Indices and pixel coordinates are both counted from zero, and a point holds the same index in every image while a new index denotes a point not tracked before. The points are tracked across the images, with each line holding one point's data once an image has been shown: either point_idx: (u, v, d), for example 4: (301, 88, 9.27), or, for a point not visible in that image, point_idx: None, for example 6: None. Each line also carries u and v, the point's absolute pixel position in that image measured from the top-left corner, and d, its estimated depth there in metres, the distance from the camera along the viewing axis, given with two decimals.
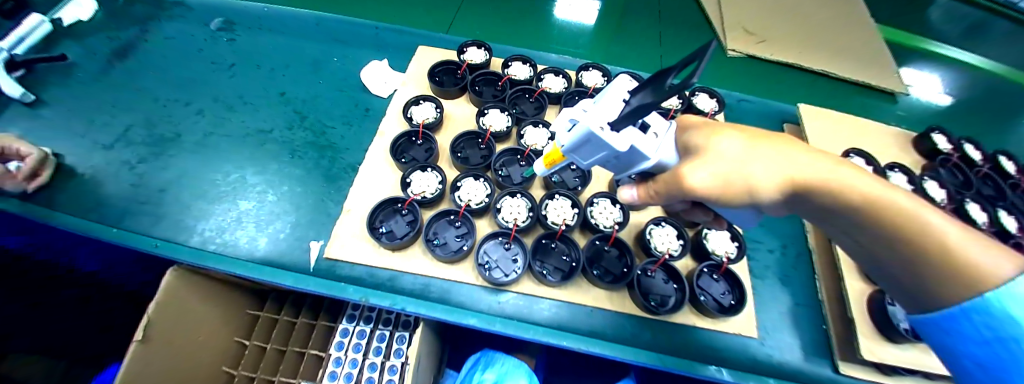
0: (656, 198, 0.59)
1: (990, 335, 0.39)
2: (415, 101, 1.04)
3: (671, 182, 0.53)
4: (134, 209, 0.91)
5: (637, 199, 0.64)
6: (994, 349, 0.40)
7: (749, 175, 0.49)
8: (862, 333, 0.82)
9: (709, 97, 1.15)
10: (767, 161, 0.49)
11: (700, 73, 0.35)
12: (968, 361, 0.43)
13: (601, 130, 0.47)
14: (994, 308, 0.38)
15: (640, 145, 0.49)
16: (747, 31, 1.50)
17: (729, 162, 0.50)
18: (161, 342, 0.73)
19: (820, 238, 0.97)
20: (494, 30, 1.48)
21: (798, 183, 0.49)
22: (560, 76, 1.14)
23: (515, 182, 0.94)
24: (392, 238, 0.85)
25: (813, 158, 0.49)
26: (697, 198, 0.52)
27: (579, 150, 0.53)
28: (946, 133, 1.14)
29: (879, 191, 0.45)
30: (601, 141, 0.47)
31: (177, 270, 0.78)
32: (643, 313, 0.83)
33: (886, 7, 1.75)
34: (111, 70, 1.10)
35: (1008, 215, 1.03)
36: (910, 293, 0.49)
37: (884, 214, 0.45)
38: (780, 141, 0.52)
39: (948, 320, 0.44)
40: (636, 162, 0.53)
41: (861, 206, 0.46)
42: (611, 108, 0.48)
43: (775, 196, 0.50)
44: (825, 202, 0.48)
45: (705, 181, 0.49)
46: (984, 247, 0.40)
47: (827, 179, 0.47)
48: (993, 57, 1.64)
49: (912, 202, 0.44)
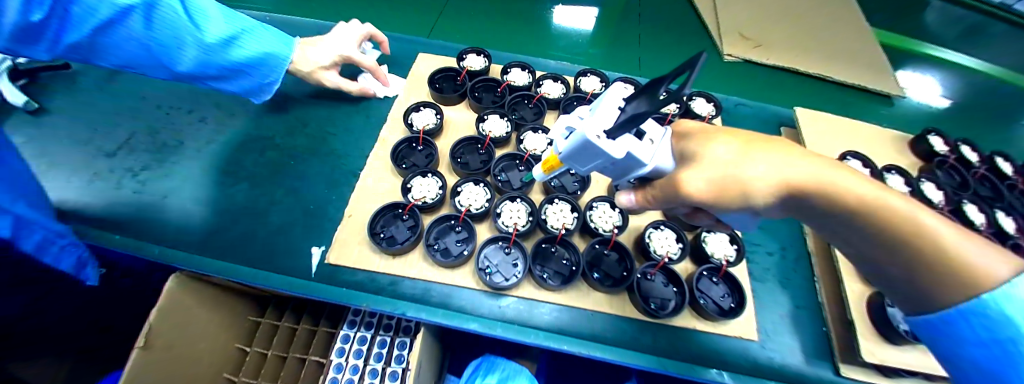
0: (653, 203, 0.59)
1: (987, 336, 0.41)
2: (416, 108, 1.05)
3: (669, 186, 0.54)
4: (140, 214, 0.92)
5: (634, 203, 0.64)
6: (989, 349, 0.41)
7: (746, 180, 0.49)
8: (861, 335, 0.83)
9: (706, 102, 1.16)
10: (765, 162, 0.50)
11: (691, 83, 0.36)
12: (962, 361, 0.45)
13: (598, 138, 0.47)
14: (991, 309, 0.40)
15: (636, 152, 0.49)
16: (744, 36, 1.53)
17: (726, 166, 0.50)
18: (162, 348, 0.73)
19: (818, 241, 0.98)
20: (494, 38, 1.50)
21: (796, 187, 0.49)
22: (559, 82, 1.16)
23: (515, 187, 0.95)
24: (393, 243, 0.86)
25: (808, 160, 0.49)
26: (695, 204, 0.54)
27: (577, 157, 0.53)
28: (943, 135, 1.15)
29: (877, 194, 0.46)
30: (597, 149, 0.48)
31: (182, 276, 0.78)
32: (642, 316, 0.83)
33: (882, 11, 1.77)
34: (115, 78, 1.12)
35: (1005, 216, 1.04)
36: (906, 295, 0.49)
37: (885, 215, 0.45)
38: (777, 145, 0.52)
39: (943, 323, 0.45)
40: (633, 168, 0.53)
41: (858, 209, 0.46)
42: (607, 115, 0.49)
43: (774, 200, 0.50)
44: (823, 205, 0.49)
45: (701, 187, 0.51)
46: (976, 246, 0.42)
47: (826, 183, 0.48)
48: (989, 60, 1.65)
49: (907, 204, 0.44)
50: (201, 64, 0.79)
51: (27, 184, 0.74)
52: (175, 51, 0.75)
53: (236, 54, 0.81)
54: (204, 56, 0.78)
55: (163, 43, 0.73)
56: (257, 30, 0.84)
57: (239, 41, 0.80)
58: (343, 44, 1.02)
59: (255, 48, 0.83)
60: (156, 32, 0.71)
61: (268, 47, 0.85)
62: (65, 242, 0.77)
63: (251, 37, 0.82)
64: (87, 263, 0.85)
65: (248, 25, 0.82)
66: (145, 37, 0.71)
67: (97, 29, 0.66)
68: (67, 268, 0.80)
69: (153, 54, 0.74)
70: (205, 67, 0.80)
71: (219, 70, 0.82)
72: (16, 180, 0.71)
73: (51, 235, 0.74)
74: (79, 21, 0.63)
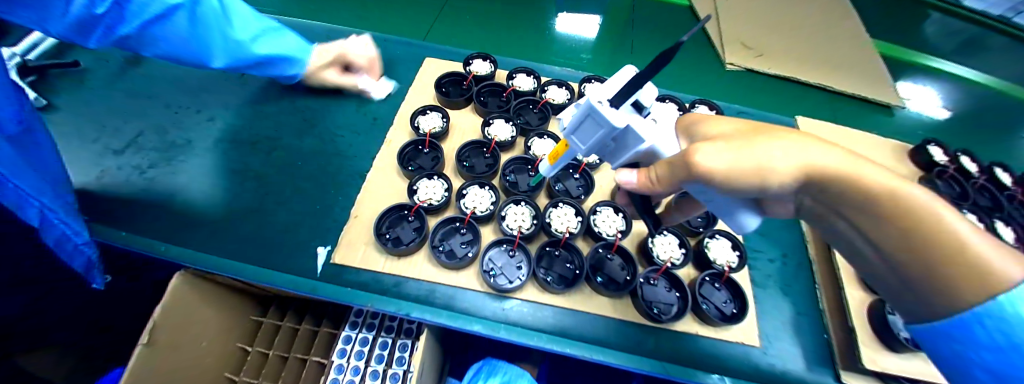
0: (658, 184, 0.56)
1: (1003, 340, 0.42)
2: (423, 111, 1.07)
3: (678, 161, 0.51)
4: (150, 208, 0.93)
5: (635, 183, 0.61)
6: (1004, 352, 0.43)
7: (763, 158, 0.48)
8: (862, 342, 0.83)
9: (709, 109, 1.17)
10: (783, 146, 0.48)
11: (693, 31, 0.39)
12: (974, 364, 0.46)
13: (600, 105, 0.49)
14: (1006, 314, 0.40)
15: (636, 125, 0.52)
16: (745, 45, 1.56)
17: (746, 146, 0.49)
18: (167, 347, 0.74)
19: (818, 248, 0.99)
20: (498, 44, 1.52)
21: (817, 170, 0.47)
22: (563, 88, 1.17)
23: (522, 190, 0.95)
24: (399, 244, 0.87)
25: (830, 149, 0.48)
26: (699, 182, 0.50)
27: (580, 129, 0.54)
28: (942, 145, 1.17)
29: (889, 182, 0.44)
30: (600, 116, 0.49)
31: (189, 272, 0.79)
32: (642, 319, 0.84)
33: (882, 22, 1.79)
34: (125, 77, 1.14)
35: (1004, 226, 1.05)
36: (917, 304, 0.49)
37: (897, 204, 0.43)
38: (795, 133, 0.51)
39: (957, 327, 0.45)
40: (630, 144, 0.55)
41: (872, 196, 0.45)
42: (611, 86, 0.51)
43: (790, 184, 0.49)
44: (841, 192, 0.47)
45: (715, 161, 0.48)
46: (990, 246, 0.41)
47: (845, 169, 0.46)
48: (989, 72, 1.67)
49: (929, 197, 0.42)
50: (235, 59, 0.86)
51: (57, 177, 0.75)
52: (218, 48, 0.81)
53: (260, 52, 0.89)
54: (235, 54, 0.85)
55: (203, 39, 0.78)
56: (280, 34, 0.94)
57: (261, 39, 0.89)
58: (338, 46, 1.08)
59: (276, 48, 0.92)
60: (198, 29, 0.77)
61: (290, 50, 0.97)
62: (80, 241, 0.77)
63: (270, 36, 0.91)
64: (94, 267, 0.85)
65: (272, 28, 0.92)
66: (188, 33, 0.76)
67: (144, 24, 0.72)
68: (75, 266, 0.80)
69: (192, 50, 0.80)
70: (234, 63, 0.87)
71: (247, 64, 0.89)
72: (40, 164, 0.71)
73: (69, 232, 0.75)
74: (131, 16, 0.70)
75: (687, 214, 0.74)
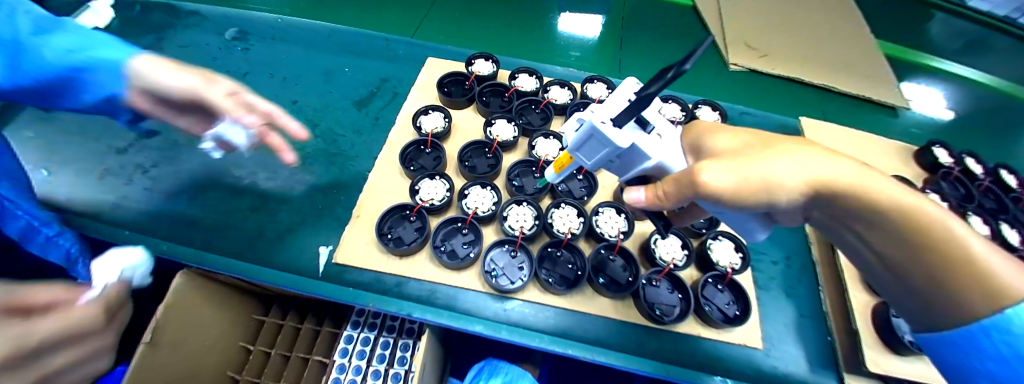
0: (666, 201, 0.54)
1: (1008, 351, 0.42)
2: (425, 111, 1.07)
3: (684, 179, 0.49)
4: (154, 207, 0.94)
5: (645, 202, 0.57)
6: (1010, 363, 0.42)
7: (769, 173, 0.47)
8: (868, 345, 0.82)
9: (712, 110, 1.16)
10: (790, 159, 0.48)
11: (694, 57, 0.38)
12: (977, 375, 0.46)
13: (603, 124, 0.50)
14: (1012, 325, 0.40)
15: (642, 143, 0.52)
16: (749, 45, 1.55)
17: (752, 162, 0.48)
18: (168, 346, 0.73)
19: (823, 249, 0.98)
20: (499, 44, 1.52)
21: (825, 185, 0.46)
22: (566, 88, 1.17)
23: (526, 192, 0.95)
24: (400, 244, 0.87)
25: (838, 161, 0.47)
26: (707, 200, 0.49)
27: (584, 146, 0.54)
28: (947, 146, 1.16)
29: (908, 200, 0.43)
30: (603, 136, 0.50)
31: (192, 270, 0.77)
32: (647, 322, 0.83)
33: (887, 21, 1.77)
34: None
35: (1010, 229, 1.04)
36: (929, 310, 0.48)
37: (913, 218, 0.42)
38: (801, 144, 0.50)
39: (964, 338, 0.45)
40: (636, 160, 0.55)
41: (883, 212, 0.44)
42: (615, 103, 0.51)
43: (798, 198, 0.48)
44: (853, 205, 0.46)
45: (719, 181, 0.47)
46: (1004, 262, 0.41)
47: (851, 182, 0.45)
48: (994, 72, 1.66)
49: (940, 211, 0.42)
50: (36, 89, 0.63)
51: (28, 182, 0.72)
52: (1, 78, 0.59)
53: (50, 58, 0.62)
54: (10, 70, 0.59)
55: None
56: (92, 40, 0.68)
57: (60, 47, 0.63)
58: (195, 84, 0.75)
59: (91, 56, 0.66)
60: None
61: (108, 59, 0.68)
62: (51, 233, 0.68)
63: (94, 49, 0.67)
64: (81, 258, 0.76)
65: (83, 36, 0.67)
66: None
67: None
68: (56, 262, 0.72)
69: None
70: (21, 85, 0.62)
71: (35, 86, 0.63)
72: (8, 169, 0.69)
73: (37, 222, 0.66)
74: None
75: (694, 217, 0.73)
